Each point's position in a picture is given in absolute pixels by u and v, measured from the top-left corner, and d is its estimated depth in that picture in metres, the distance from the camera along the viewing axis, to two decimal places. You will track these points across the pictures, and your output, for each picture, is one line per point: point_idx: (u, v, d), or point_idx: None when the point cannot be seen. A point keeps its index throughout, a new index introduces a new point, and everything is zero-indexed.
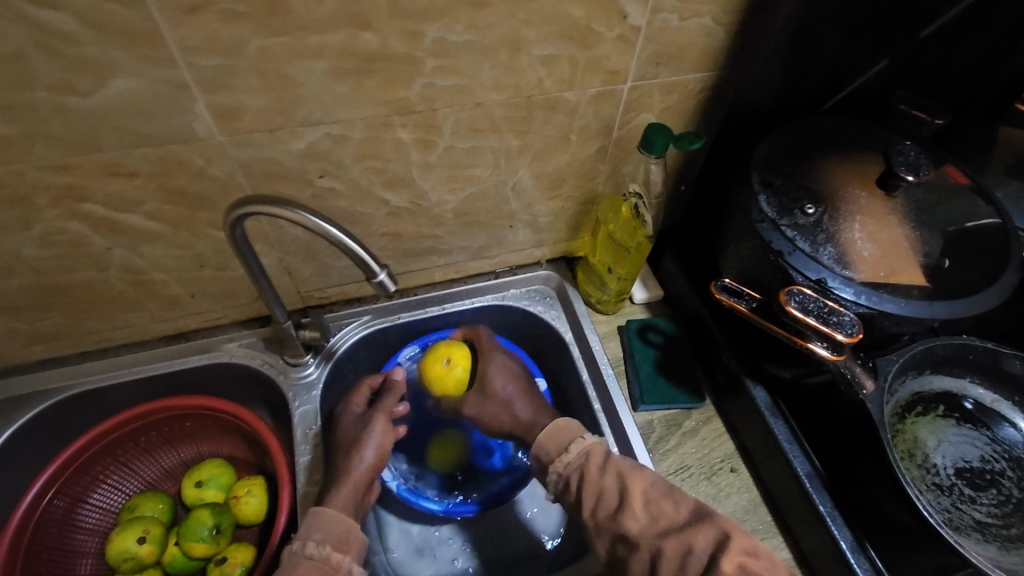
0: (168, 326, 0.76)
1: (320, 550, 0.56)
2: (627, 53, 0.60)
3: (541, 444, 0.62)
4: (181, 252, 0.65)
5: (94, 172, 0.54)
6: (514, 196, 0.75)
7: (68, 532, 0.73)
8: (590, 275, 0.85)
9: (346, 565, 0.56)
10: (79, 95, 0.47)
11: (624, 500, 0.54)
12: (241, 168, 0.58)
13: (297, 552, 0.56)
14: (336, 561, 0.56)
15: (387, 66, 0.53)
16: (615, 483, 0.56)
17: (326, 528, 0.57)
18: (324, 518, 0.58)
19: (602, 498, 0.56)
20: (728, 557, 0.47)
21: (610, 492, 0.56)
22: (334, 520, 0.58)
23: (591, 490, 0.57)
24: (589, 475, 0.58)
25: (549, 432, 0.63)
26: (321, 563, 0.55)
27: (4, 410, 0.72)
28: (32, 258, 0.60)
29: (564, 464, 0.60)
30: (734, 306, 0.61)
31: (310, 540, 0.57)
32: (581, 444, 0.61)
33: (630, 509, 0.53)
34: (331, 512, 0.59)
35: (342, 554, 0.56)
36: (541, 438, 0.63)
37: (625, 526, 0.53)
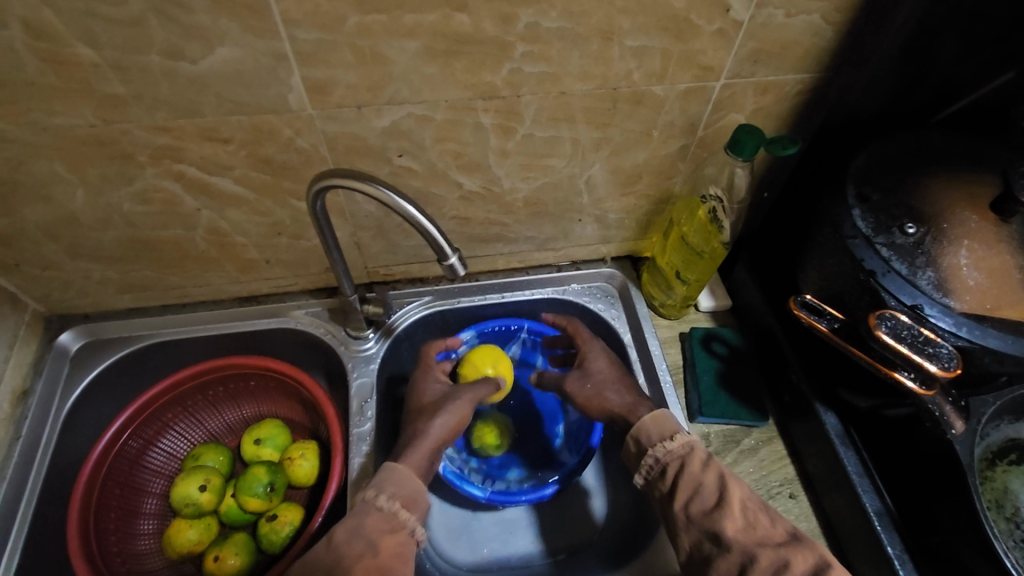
0: (243, 288, 0.80)
1: (390, 506, 0.58)
2: (725, 49, 0.57)
3: (645, 426, 0.63)
4: (262, 218, 0.68)
5: (193, 136, 0.56)
6: (588, 190, 0.74)
7: (138, 471, 0.78)
8: (657, 277, 0.84)
9: (411, 525, 0.58)
10: (187, 61, 0.49)
11: (722, 501, 0.54)
12: (326, 142, 0.59)
13: (370, 501, 0.58)
14: (404, 519, 0.58)
15: (476, 49, 0.53)
16: (715, 481, 0.56)
17: (398, 485, 0.59)
18: (397, 475, 0.60)
19: (699, 493, 0.56)
20: None
21: (708, 489, 0.56)
22: (407, 479, 0.60)
23: (689, 482, 0.57)
24: (691, 469, 0.58)
25: (653, 417, 0.63)
26: (388, 517, 0.57)
27: (92, 352, 0.78)
28: (130, 212, 0.64)
29: (665, 450, 0.60)
30: (812, 321, 0.58)
31: (383, 493, 0.58)
32: (686, 437, 0.61)
33: (728, 510, 0.54)
34: (406, 472, 0.61)
35: (410, 513, 0.58)
36: (646, 420, 0.63)
37: (722, 525, 0.53)
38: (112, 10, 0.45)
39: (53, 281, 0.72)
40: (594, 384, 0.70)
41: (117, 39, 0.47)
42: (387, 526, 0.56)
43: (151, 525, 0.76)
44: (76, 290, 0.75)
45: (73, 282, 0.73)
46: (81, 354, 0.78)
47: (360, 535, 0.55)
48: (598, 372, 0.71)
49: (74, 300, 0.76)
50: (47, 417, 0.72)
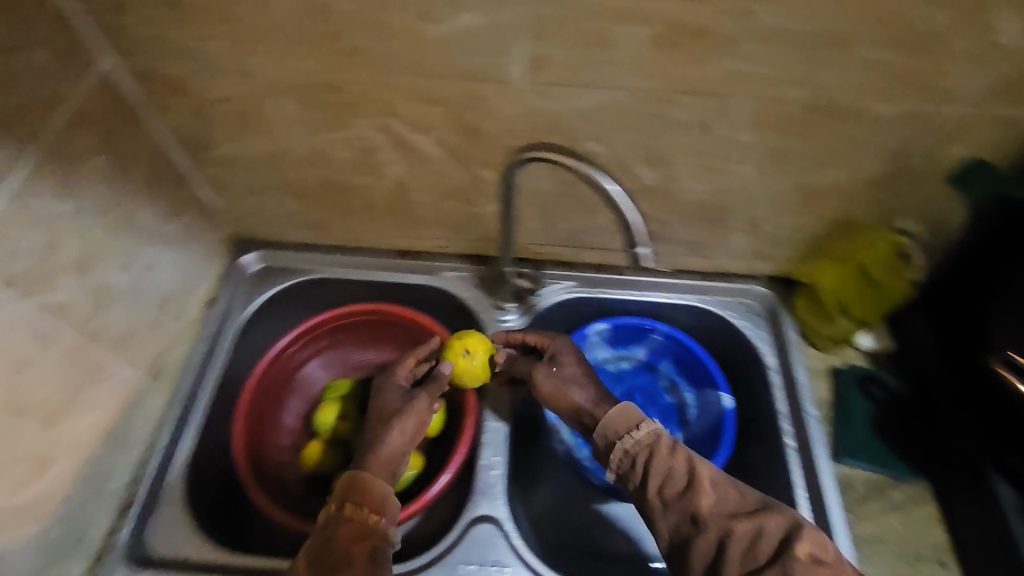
0: (404, 242, 0.85)
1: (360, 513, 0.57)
2: (972, 75, 0.53)
3: (609, 421, 0.62)
4: (444, 179, 0.71)
5: (411, 93, 0.60)
6: (763, 202, 0.71)
7: (287, 388, 0.84)
8: (814, 305, 0.79)
9: (382, 526, 0.58)
10: (432, 22, 0.53)
11: (693, 479, 0.56)
12: (527, 116, 0.61)
13: (337, 513, 0.57)
14: (373, 523, 0.57)
15: (704, 42, 0.52)
16: (684, 463, 0.57)
17: (359, 491, 0.59)
18: (357, 482, 0.60)
19: (671, 476, 0.57)
20: (800, 544, 0.49)
21: (678, 471, 0.57)
22: (365, 480, 0.60)
23: (659, 469, 0.58)
24: (659, 453, 0.58)
25: (618, 409, 0.63)
26: (357, 525, 0.57)
27: (267, 274, 0.86)
28: (333, 155, 0.69)
29: (632, 440, 0.60)
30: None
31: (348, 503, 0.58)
32: (651, 425, 0.61)
33: (699, 488, 0.55)
34: (364, 476, 0.60)
35: (379, 517, 0.58)
36: (611, 414, 0.63)
37: (696, 503, 0.54)
38: None
39: (249, 208, 0.80)
40: (554, 379, 0.69)
41: None
42: (358, 533, 0.56)
43: (288, 439, 0.82)
44: (265, 219, 0.82)
45: (266, 211, 0.81)
46: (258, 274, 0.85)
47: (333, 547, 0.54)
48: (564, 372, 0.69)
49: (260, 227, 0.84)
50: (227, 324, 0.80)
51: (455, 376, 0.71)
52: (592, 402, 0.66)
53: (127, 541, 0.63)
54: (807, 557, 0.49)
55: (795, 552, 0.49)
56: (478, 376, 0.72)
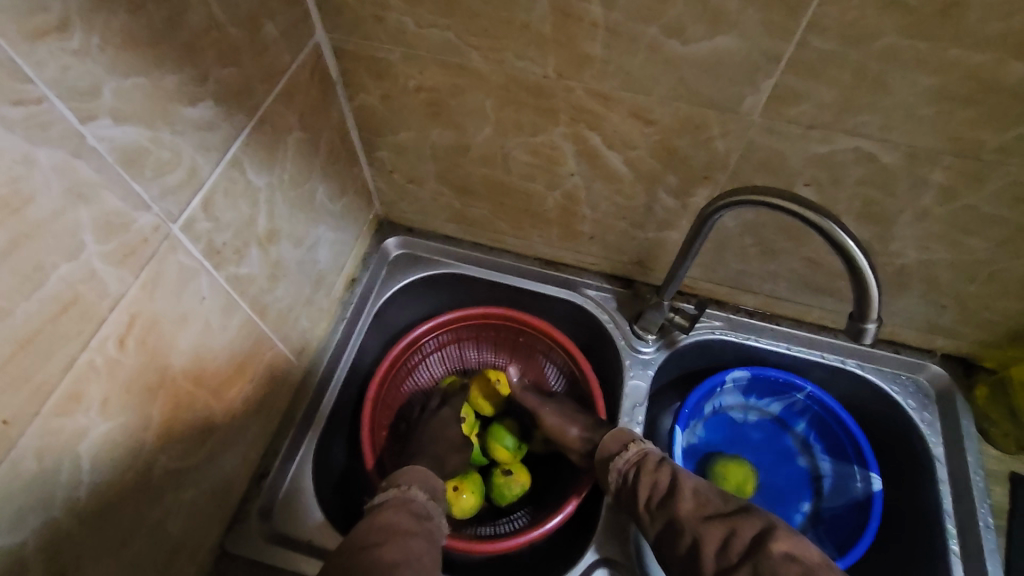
0: (550, 252, 0.81)
1: (421, 496, 0.61)
2: None
3: (604, 445, 0.67)
4: (620, 199, 0.67)
5: (625, 109, 0.55)
6: (977, 279, 0.63)
7: (408, 378, 0.84)
8: (998, 396, 0.71)
9: (437, 516, 0.62)
10: (679, 41, 0.48)
11: (675, 487, 0.59)
12: (745, 150, 0.55)
13: (399, 496, 0.61)
14: (431, 509, 0.61)
15: (1001, 103, 0.44)
16: (670, 477, 0.60)
17: (417, 480, 0.63)
18: (416, 474, 0.64)
19: (654, 490, 0.60)
20: (775, 545, 0.51)
21: (662, 484, 0.60)
22: (418, 474, 0.64)
23: (645, 482, 0.61)
24: (646, 468, 0.62)
25: (610, 436, 0.67)
26: (417, 508, 0.60)
27: (406, 262, 0.85)
28: (512, 158, 0.66)
29: (622, 460, 0.64)
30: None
31: (413, 486, 0.62)
32: (640, 443, 0.65)
33: (682, 495, 0.59)
34: (423, 471, 0.65)
35: (434, 504, 0.62)
36: (604, 439, 0.67)
37: (676, 510, 0.58)
38: None
39: (406, 193, 0.79)
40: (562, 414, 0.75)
41: (632, 5, 0.46)
42: (419, 513, 0.60)
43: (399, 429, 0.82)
44: (417, 207, 0.81)
45: (420, 200, 0.79)
46: (397, 259, 0.85)
47: (399, 516, 0.58)
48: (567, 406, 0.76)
49: (409, 212, 0.83)
50: (365, 308, 0.79)
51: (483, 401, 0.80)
52: (589, 430, 0.72)
53: (258, 515, 0.63)
54: (782, 554, 0.51)
55: (770, 552, 0.51)
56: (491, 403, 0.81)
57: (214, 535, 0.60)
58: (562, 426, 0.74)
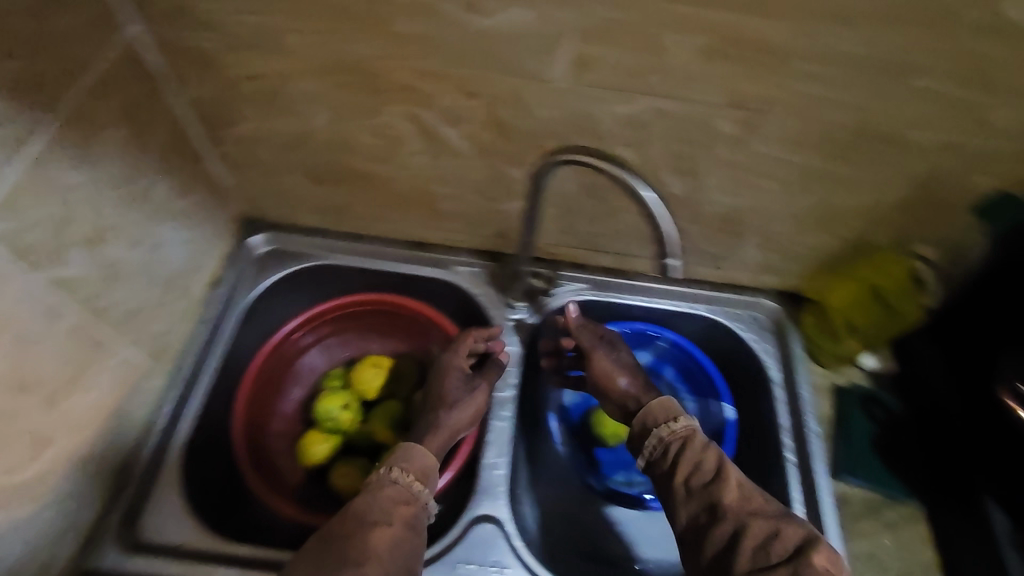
0: (419, 233, 0.84)
1: (404, 478, 0.60)
2: (1013, 110, 0.53)
3: (652, 408, 0.65)
4: (469, 173, 0.70)
5: (450, 85, 0.58)
6: (783, 218, 0.71)
7: (288, 374, 0.84)
8: (822, 322, 0.80)
9: (422, 497, 0.60)
10: (480, 15, 0.51)
11: (720, 475, 0.57)
12: (564, 117, 0.60)
13: (384, 475, 0.60)
14: (415, 491, 0.60)
15: (756, 58, 0.51)
16: (716, 462, 0.58)
17: (411, 460, 0.62)
18: (411, 453, 0.63)
19: (699, 470, 0.58)
20: (818, 552, 0.49)
21: (708, 466, 0.58)
22: (416, 454, 0.63)
23: (688, 460, 0.59)
24: (693, 446, 0.60)
25: (658, 402, 0.66)
26: (402, 489, 0.59)
27: (274, 258, 0.83)
28: (359, 142, 0.68)
29: (669, 430, 0.62)
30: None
31: (395, 467, 0.61)
32: (689, 421, 0.63)
33: (728, 482, 0.56)
34: (417, 449, 0.64)
35: (420, 486, 0.61)
36: (652, 404, 0.66)
37: (720, 496, 0.55)
38: None
39: (263, 188, 0.78)
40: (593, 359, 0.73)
41: None
42: (401, 497, 0.58)
43: (282, 425, 0.82)
44: (278, 201, 0.80)
45: (279, 193, 0.79)
46: (265, 257, 0.83)
47: (375, 502, 0.57)
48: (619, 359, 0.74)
49: (271, 207, 0.82)
50: (231, 306, 0.78)
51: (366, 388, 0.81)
52: (639, 389, 0.70)
53: (118, 524, 0.62)
54: (821, 566, 0.49)
55: (812, 561, 0.49)
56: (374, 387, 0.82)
57: (66, 551, 0.59)
58: (612, 375, 0.72)
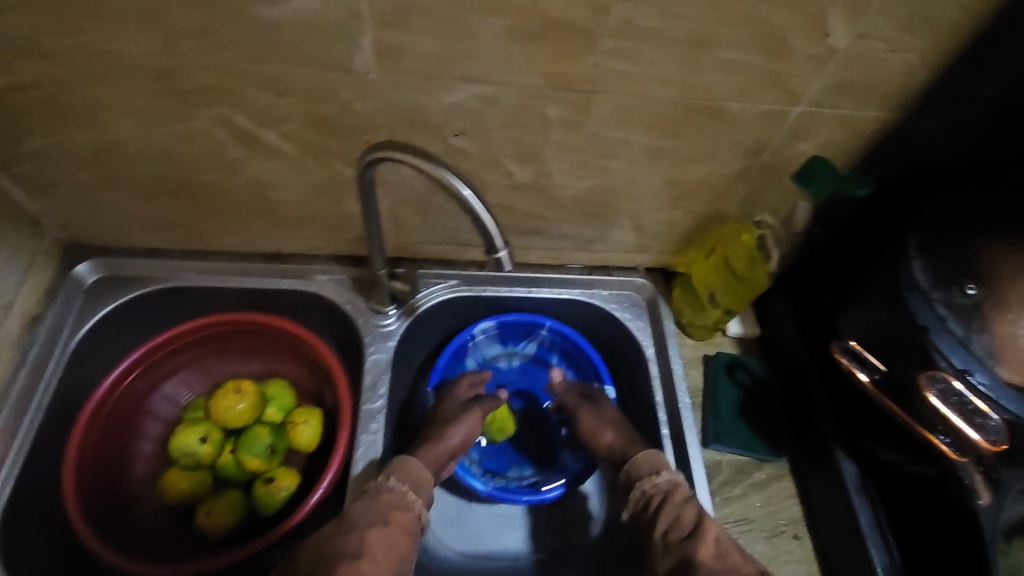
0: (272, 244, 0.78)
1: (399, 487, 0.62)
2: (815, 75, 0.54)
3: (636, 462, 0.66)
4: (305, 176, 0.65)
5: (252, 83, 0.54)
6: (636, 198, 0.71)
7: (139, 413, 0.77)
8: (688, 295, 0.82)
9: (417, 506, 0.62)
10: (262, 5, 0.47)
11: (697, 530, 0.58)
12: (386, 109, 0.56)
13: (381, 483, 0.63)
14: (411, 500, 0.62)
15: (562, 36, 0.50)
16: (694, 515, 0.59)
17: (406, 471, 0.64)
18: (406, 464, 0.65)
19: (676, 523, 0.59)
20: None
21: (685, 520, 0.59)
22: (414, 467, 0.65)
23: (669, 514, 0.60)
24: (673, 500, 0.61)
25: (640, 457, 0.67)
26: (399, 496, 0.62)
27: (107, 287, 0.76)
28: (172, 152, 0.61)
29: (652, 484, 0.63)
30: (941, 407, 0.52)
31: (392, 476, 0.63)
32: (672, 474, 0.64)
33: (703, 537, 0.57)
34: (413, 461, 0.66)
35: (415, 496, 0.63)
36: (636, 457, 0.67)
37: (694, 549, 0.56)
38: None
39: (79, 210, 0.70)
40: (598, 419, 0.74)
41: None
42: (395, 503, 0.61)
43: (143, 467, 0.76)
44: (101, 223, 0.72)
45: (99, 214, 0.71)
46: (96, 287, 0.76)
47: (372, 507, 0.59)
48: (608, 412, 0.74)
49: (96, 230, 0.74)
50: (55, 349, 0.71)
51: (225, 417, 0.75)
52: (623, 442, 0.71)
53: None
54: None
55: None
56: (234, 416, 0.75)
57: None
58: (598, 431, 0.73)
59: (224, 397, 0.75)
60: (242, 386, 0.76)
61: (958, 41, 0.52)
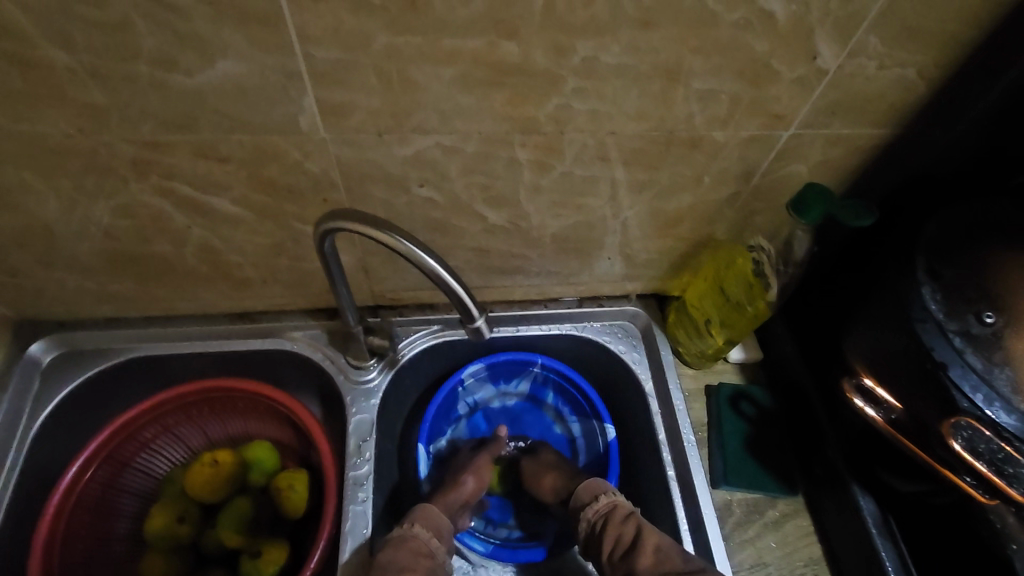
0: (237, 305, 0.73)
1: (424, 534, 0.61)
2: (802, 98, 0.50)
3: (576, 492, 0.67)
4: (260, 237, 0.60)
5: (186, 152, 0.49)
6: (620, 231, 0.66)
7: (112, 493, 0.72)
8: (684, 322, 0.76)
9: (440, 554, 0.61)
10: (182, 74, 0.42)
11: (636, 543, 0.59)
12: (337, 166, 0.52)
13: (405, 530, 0.61)
14: (434, 547, 0.61)
15: (521, 80, 0.45)
16: (634, 530, 0.60)
17: (428, 517, 0.63)
18: (428, 510, 0.64)
19: (620, 542, 0.60)
20: None
21: (627, 536, 0.60)
22: (434, 514, 0.63)
23: (612, 535, 0.61)
24: (613, 521, 0.62)
25: (581, 486, 0.67)
26: (423, 543, 0.60)
27: (65, 365, 0.71)
28: (111, 226, 0.57)
29: (593, 510, 0.64)
30: (969, 457, 0.47)
31: (416, 522, 0.61)
32: (611, 496, 0.64)
33: (642, 549, 0.58)
34: (434, 508, 0.64)
35: (438, 543, 0.61)
36: (577, 488, 0.67)
37: (637, 563, 0.57)
38: (92, 11, 0.38)
39: (24, 288, 0.65)
40: (536, 465, 0.74)
41: (98, 45, 0.39)
42: (421, 550, 0.59)
43: (123, 548, 0.72)
44: (49, 299, 0.67)
45: (45, 291, 0.66)
46: (53, 366, 0.71)
47: (399, 556, 0.58)
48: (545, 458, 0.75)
49: (46, 306, 0.69)
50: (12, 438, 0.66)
51: (203, 491, 0.70)
52: (566, 478, 0.71)
53: None
54: None
55: None
56: (212, 489, 0.70)
57: None
58: (539, 475, 0.73)
59: (199, 465, 0.69)
60: (220, 456, 0.70)
61: (955, 53, 0.47)
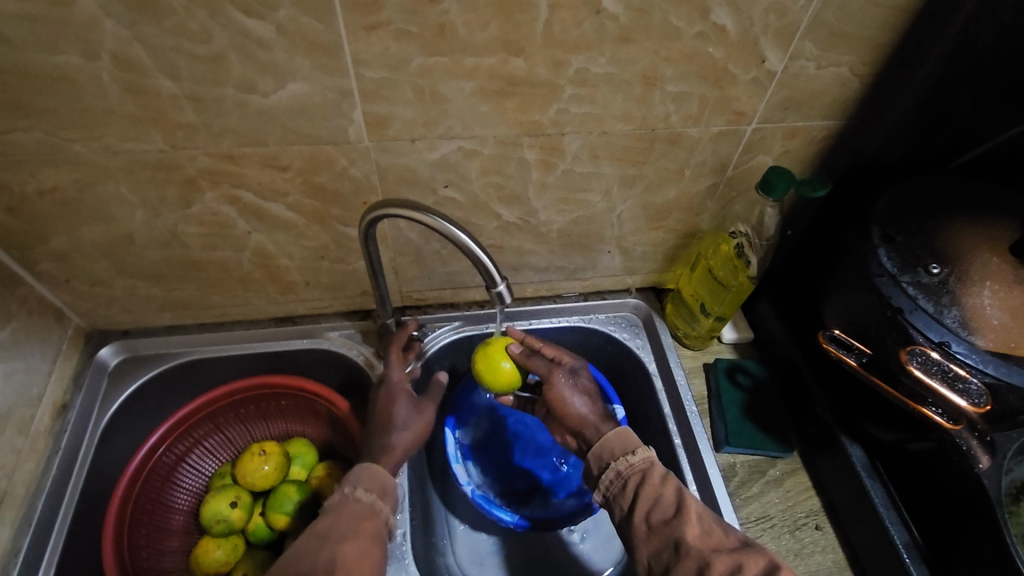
0: (281, 308, 0.82)
1: (366, 496, 0.60)
2: (758, 96, 0.61)
3: (608, 441, 0.64)
4: (306, 241, 0.70)
5: (254, 163, 0.59)
6: (617, 224, 0.76)
7: (168, 487, 0.80)
8: (680, 309, 0.85)
9: (385, 514, 0.60)
10: (259, 95, 0.53)
11: (681, 510, 0.56)
12: (377, 171, 0.62)
13: (345, 494, 0.60)
14: (379, 508, 0.60)
15: (528, 90, 0.56)
16: (674, 494, 0.57)
17: (370, 480, 0.62)
18: (367, 472, 0.62)
19: (658, 504, 0.57)
20: None
21: (667, 500, 0.57)
22: (378, 475, 0.63)
23: (648, 494, 0.58)
24: (650, 479, 0.59)
25: (615, 434, 0.65)
26: (365, 506, 0.60)
27: (128, 368, 0.80)
28: (182, 233, 0.66)
29: (627, 463, 0.61)
30: (926, 379, 0.54)
31: (358, 486, 0.61)
32: (646, 452, 0.62)
33: (686, 518, 0.55)
34: (378, 467, 0.63)
35: (384, 503, 0.61)
36: (607, 436, 0.65)
37: (682, 531, 0.54)
38: (197, 47, 0.49)
39: (99, 297, 0.74)
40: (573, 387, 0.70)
41: (197, 73, 0.51)
42: (363, 512, 0.59)
43: (176, 542, 0.78)
44: (119, 307, 0.77)
45: (117, 298, 0.75)
46: (119, 369, 0.79)
47: (340, 520, 0.57)
48: (584, 386, 0.71)
49: (116, 315, 0.78)
50: (85, 431, 0.74)
51: (252, 482, 0.76)
52: (596, 416, 0.69)
53: None
54: None
55: None
56: (259, 480, 0.77)
57: None
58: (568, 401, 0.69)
59: (248, 454, 0.77)
60: (267, 448, 0.77)
61: (878, 54, 0.59)
